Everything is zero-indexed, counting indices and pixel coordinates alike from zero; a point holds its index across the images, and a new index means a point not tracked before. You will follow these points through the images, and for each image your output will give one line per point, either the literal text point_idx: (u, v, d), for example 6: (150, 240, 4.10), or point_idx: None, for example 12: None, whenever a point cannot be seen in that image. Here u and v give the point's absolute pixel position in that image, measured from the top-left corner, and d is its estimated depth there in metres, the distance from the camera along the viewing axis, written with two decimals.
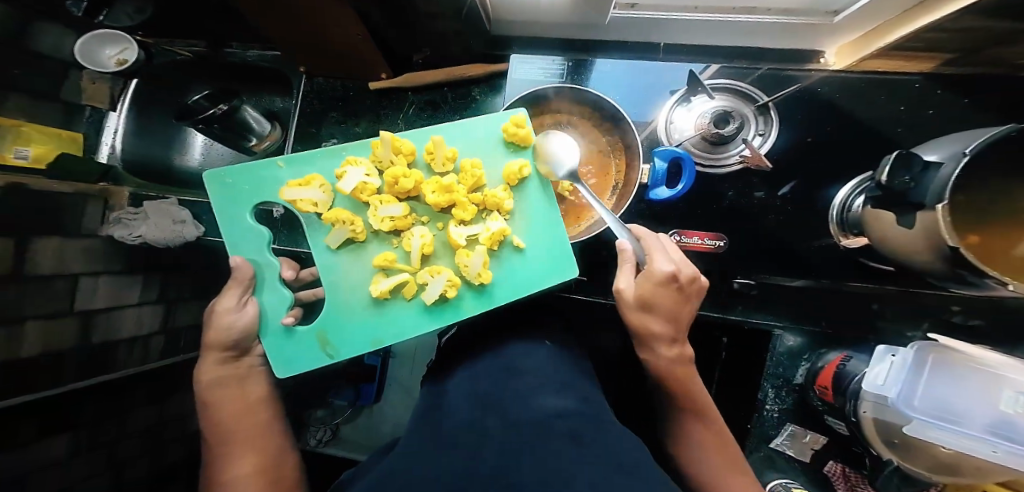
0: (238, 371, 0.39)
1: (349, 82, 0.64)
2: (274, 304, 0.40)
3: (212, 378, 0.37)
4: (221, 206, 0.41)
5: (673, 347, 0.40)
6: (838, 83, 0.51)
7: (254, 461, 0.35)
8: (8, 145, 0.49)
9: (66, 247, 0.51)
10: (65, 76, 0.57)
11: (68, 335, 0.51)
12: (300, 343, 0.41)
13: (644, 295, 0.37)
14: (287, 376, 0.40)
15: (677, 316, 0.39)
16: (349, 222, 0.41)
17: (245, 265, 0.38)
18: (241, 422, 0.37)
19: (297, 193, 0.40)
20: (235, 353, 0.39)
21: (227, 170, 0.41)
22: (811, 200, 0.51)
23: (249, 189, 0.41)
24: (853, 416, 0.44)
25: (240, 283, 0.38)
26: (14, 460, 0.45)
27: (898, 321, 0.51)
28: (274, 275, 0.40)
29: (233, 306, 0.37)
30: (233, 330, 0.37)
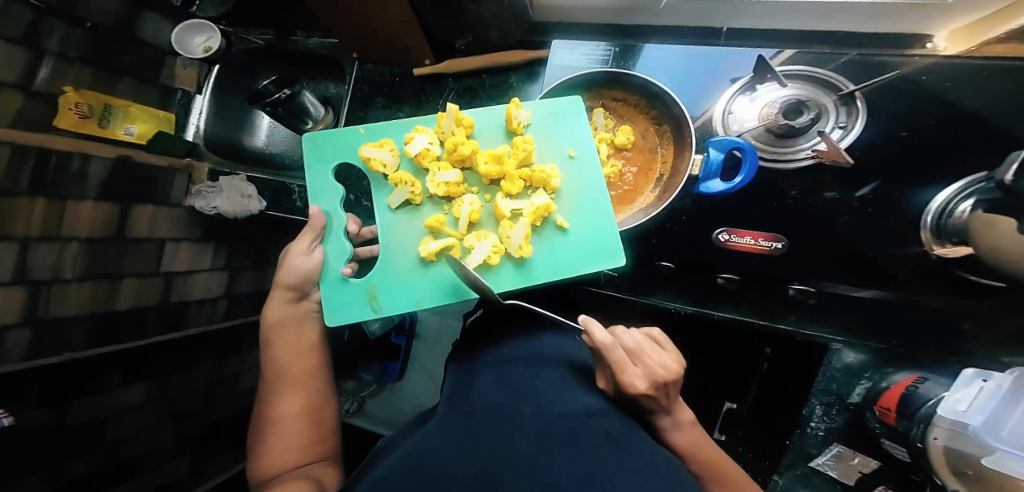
0: (298, 312, 0.41)
1: (396, 68, 0.66)
2: (336, 255, 0.42)
3: (278, 316, 0.40)
4: (310, 163, 0.44)
5: (669, 417, 0.39)
6: (950, 69, 0.44)
7: (303, 402, 0.37)
8: (119, 123, 0.57)
9: (157, 214, 0.59)
10: (162, 63, 0.65)
11: (154, 293, 0.58)
12: (350, 294, 0.41)
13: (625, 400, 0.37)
14: (335, 324, 0.41)
15: (665, 402, 0.37)
16: (410, 184, 0.42)
17: (320, 214, 0.41)
18: (293, 363, 0.39)
19: (372, 152, 0.42)
20: (298, 294, 0.41)
21: (320, 134, 0.44)
22: (892, 201, 0.45)
23: (334, 150, 0.44)
24: (919, 442, 0.40)
25: (313, 230, 0.40)
26: (103, 399, 0.52)
27: (992, 345, 0.43)
28: (341, 228, 0.42)
29: (304, 250, 0.40)
30: (297, 273, 0.40)
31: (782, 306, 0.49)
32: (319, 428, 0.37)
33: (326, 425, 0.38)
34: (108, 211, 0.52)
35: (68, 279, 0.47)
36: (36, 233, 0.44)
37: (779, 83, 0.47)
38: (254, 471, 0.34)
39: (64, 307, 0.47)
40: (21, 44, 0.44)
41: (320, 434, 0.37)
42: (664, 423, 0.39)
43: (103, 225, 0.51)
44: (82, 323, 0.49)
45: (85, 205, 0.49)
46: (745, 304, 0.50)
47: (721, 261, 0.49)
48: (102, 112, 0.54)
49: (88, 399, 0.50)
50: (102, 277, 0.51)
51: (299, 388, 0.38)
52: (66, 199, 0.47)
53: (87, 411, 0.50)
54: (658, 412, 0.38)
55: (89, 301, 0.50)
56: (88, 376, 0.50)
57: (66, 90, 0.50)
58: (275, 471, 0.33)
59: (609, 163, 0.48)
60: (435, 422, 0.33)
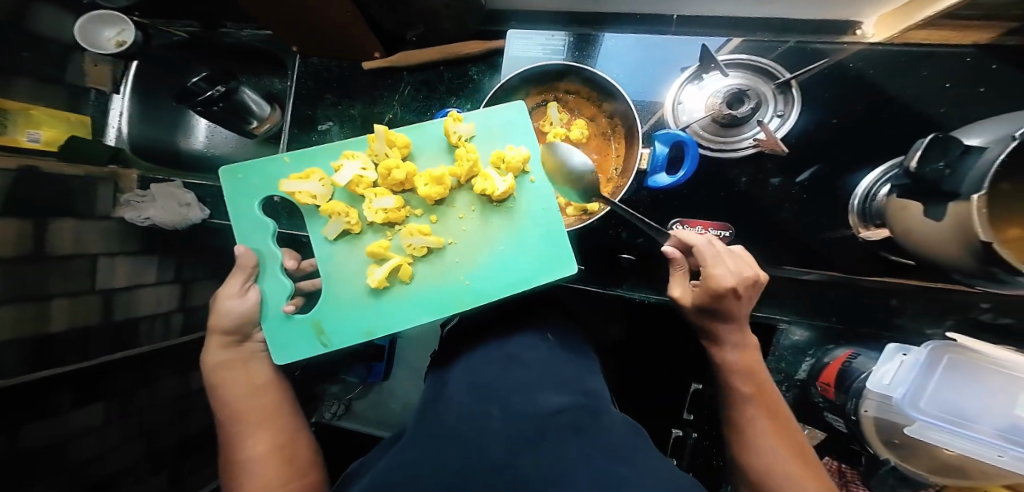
0: (243, 354, 0.38)
1: (344, 61, 0.62)
2: (274, 290, 0.40)
3: (218, 360, 0.37)
4: (231, 201, 0.41)
5: (738, 334, 0.37)
6: (876, 57, 0.46)
7: (270, 438, 0.35)
8: (20, 128, 0.51)
9: (83, 229, 0.53)
10: (67, 59, 0.58)
11: (92, 312, 0.54)
12: (295, 331, 0.39)
13: (703, 304, 0.36)
14: (286, 363, 0.39)
15: (740, 314, 0.36)
16: (345, 214, 0.40)
17: (248, 252, 0.38)
18: (246, 403, 0.36)
19: (297, 185, 0.40)
20: (239, 337, 0.38)
21: (239, 166, 0.41)
22: (832, 187, 0.47)
23: (257, 182, 0.41)
24: (854, 415, 0.44)
25: (243, 269, 0.38)
26: (50, 426, 0.48)
27: (919, 318, 0.48)
28: (276, 263, 0.40)
29: (235, 292, 0.37)
30: (232, 316, 0.37)
31: None
32: (294, 459, 0.35)
33: (305, 456, 0.36)
34: (18, 226, 0.46)
35: None
36: None
37: (722, 73, 0.47)
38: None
39: None
40: None
41: (296, 466, 0.35)
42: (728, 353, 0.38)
43: (16, 245, 0.46)
44: (14, 348, 0.45)
45: None
46: None
47: None
48: None
49: (40, 422, 0.47)
50: (27, 299, 0.46)
51: (263, 421, 0.35)
52: None
53: (43, 435, 0.47)
54: (731, 322, 0.36)
55: (14, 327, 0.45)
56: (38, 398, 0.46)
57: None
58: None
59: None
60: (406, 438, 0.32)
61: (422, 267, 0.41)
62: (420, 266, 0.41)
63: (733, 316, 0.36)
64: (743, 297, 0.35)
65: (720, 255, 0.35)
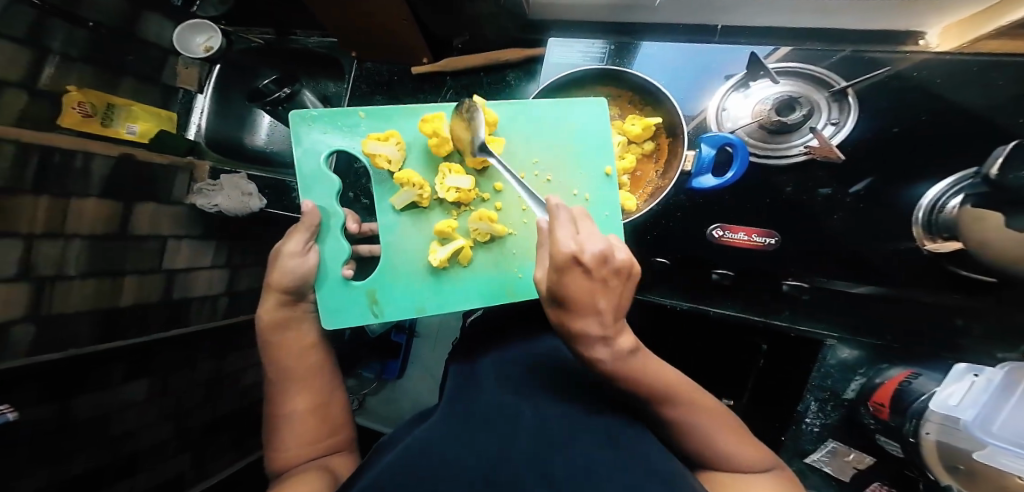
0: (296, 313, 0.40)
1: (395, 66, 0.67)
2: (334, 253, 0.40)
3: (271, 319, 0.38)
4: (299, 147, 0.41)
5: (608, 345, 0.27)
6: (941, 65, 0.44)
7: (310, 399, 0.37)
8: (122, 122, 0.59)
9: (159, 212, 0.60)
10: (164, 62, 0.66)
11: (155, 291, 0.60)
12: (350, 297, 0.41)
13: (551, 284, 0.26)
14: (333, 326, 0.41)
15: (604, 306, 0.26)
16: (418, 186, 0.41)
17: (314, 211, 0.38)
18: (299, 361, 0.38)
19: (376, 147, 0.40)
20: (293, 297, 0.39)
21: (314, 115, 0.41)
22: (891, 198, 0.45)
23: (330, 136, 0.42)
24: (912, 437, 0.40)
25: (307, 227, 0.38)
26: (101, 397, 0.52)
27: (988, 339, 0.42)
28: (338, 224, 0.40)
29: (298, 250, 0.37)
30: (295, 275, 0.37)
31: (776, 301, 0.49)
32: (329, 420, 0.38)
33: (337, 418, 0.38)
34: (111, 208, 0.54)
35: (72, 275, 0.49)
36: (39, 231, 0.46)
37: (772, 80, 0.47)
38: (271, 462, 0.35)
39: (69, 302, 0.49)
40: (21, 43, 0.46)
41: (330, 427, 0.37)
42: (600, 357, 0.27)
43: (105, 222, 0.53)
44: (87, 318, 0.51)
45: (88, 202, 0.51)
46: (738, 301, 0.50)
47: (716, 256, 0.49)
48: (105, 111, 0.56)
49: (87, 395, 0.51)
50: (105, 273, 0.53)
51: (302, 384, 0.37)
52: (70, 195, 0.49)
53: (91, 408, 0.51)
54: (587, 320, 0.26)
55: (92, 298, 0.52)
56: (90, 371, 0.51)
57: (69, 89, 0.52)
58: (288, 464, 0.34)
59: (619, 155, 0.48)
60: (441, 414, 0.34)
61: (481, 252, 0.43)
62: (481, 252, 0.43)
63: (591, 309, 0.26)
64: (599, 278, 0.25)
65: (572, 223, 0.27)
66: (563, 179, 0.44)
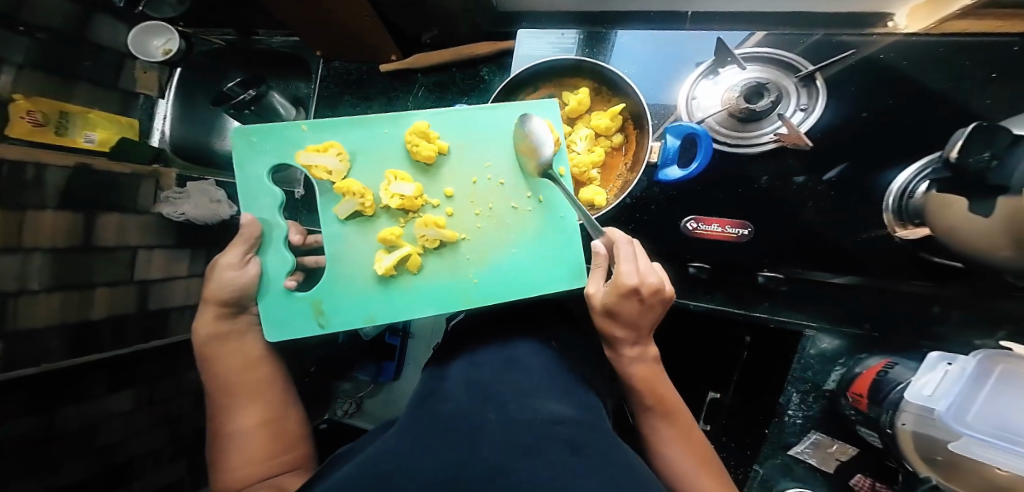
0: (237, 327, 0.39)
1: (363, 65, 0.65)
2: (276, 264, 0.39)
3: (209, 333, 0.37)
4: (238, 160, 0.40)
5: (637, 348, 0.36)
6: (906, 48, 0.43)
7: (259, 413, 0.36)
8: (78, 130, 0.57)
9: (125, 223, 0.58)
10: (121, 66, 0.64)
11: (130, 302, 0.58)
12: (294, 308, 0.40)
13: (609, 304, 0.32)
14: (278, 340, 0.40)
15: (645, 324, 0.34)
16: (360, 195, 0.39)
17: (253, 223, 0.38)
18: (242, 377, 0.37)
19: (314, 158, 0.39)
20: (234, 310, 0.38)
21: (251, 128, 0.40)
22: (864, 185, 0.44)
23: (268, 148, 0.40)
24: (888, 428, 0.38)
25: (246, 240, 0.37)
26: (84, 409, 0.51)
27: (964, 327, 0.41)
28: (281, 237, 0.39)
29: (236, 262, 0.37)
30: (231, 288, 0.36)
31: (756, 294, 0.48)
32: (283, 437, 0.36)
33: (294, 435, 0.37)
34: (69, 219, 0.51)
35: (36, 289, 0.48)
36: None
37: (739, 66, 0.45)
38: (219, 485, 0.34)
39: (33, 317, 0.47)
40: None
41: (285, 443, 0.36)
42: (627, 355, 0.37)
43: (66, 234, 0.51)
44: (54, 333, 0.50)
45: (44, 214, 0.49)
46: (721, 294, 0.50)
47: (691, 249, 0.48)
48: (58, 119, 0.54)
49: (76, 405, 0.50)
50: (71, 286, 0.51)
51: (252, 398, 0.36)
52: (25, 208, 0.47)
53: (76, 418, 0.50)
54: (625, 328, 0.34)
55: (59, 312, 0.50)
56: (71, 382, 0.50)
57: (14, 97, 0.50)
58: (237, 484, 0.33)
59: (588, 150, 0.46)
60: (396, 425, 0.33)
61: (432, 259, 0.41)
62: (431, 259, 0.41)
63: (637, 325, 0.33)
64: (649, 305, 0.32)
65: (635, 257, 0.32)
66: (516, 182, 0.42)
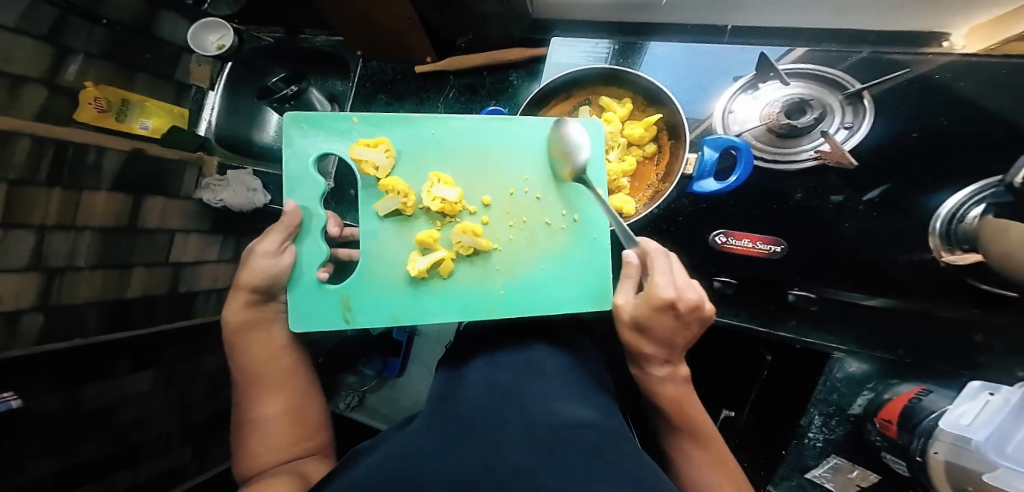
0: (265, 314, 0.39)
1: (398, 65, 0.67)
2: (311, 254, 0.39)
3: (240, 319, 0.38)
4: (287, 145, 0.40)
5: (667, 367, 0.35)
6: (963, 68, 0.42)
7: (283, 403, 0.38)
8: (135, 118, 0.61)
9: (169, 206, 0.62)
10: (177, 59, 0.68)
11: (162, 283, 0.61)
12: (323, 300, 0.39)
13: (640, 318, 0.31)
14: (303, 330, 0.39)
15: (678, 341, 0.32)
16: (403, 194, 0.40)
17: (296, 211, 0.37)
18: (268, 367, 0.38)
19: (365, 153, 0.40)
20: (264, 297, 0.38)
21: (308, 116, 0.41)
22: (906, 207, 0.43)
23: (322, 138, 0.41)
24: (920, 456, 0.37)
25: (285, 228, 0.37)
26: (107, 385, 0.53)
27: (1012, 356, 0.39)
28: (319, 227, 0.39)
29: (272, 250, 0.37)
30: (267, 273, 0.37)
31: (782, 312, 0.47)
32: (305, 425, 0.38)
33: (313, 421, 0.39)
34: (121, 201, 0.55)
35: (81, 266, 0.50)
36: (51, 222, 0.47)
37: (783, 82, 0.45)
38: (240, 467, 0.35)
39: (77, 293, 0.50)
40: (43, 41, 0.49)
41: (305, 430, 0.38)
42: (649, 370, 0.35)
43: (115, 215, 0.54)
44: (94, 310, 0.52)
45: (99, 195, 0.52)
46: (747, 311, 0.48)
47: (719, 263, 0.48)
48: (119, 107, 0.58)
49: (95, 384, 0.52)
50: (113, 266, 0.54)
51: (276, 386, 0.38)
52: (82, 188, 0.50)
53: (97, 397, 0.52)
54: (648, 342, 0.32)
55: (99, 290, 0.53)
56: (96, 360, 0.52)
57: (87, 85, 0.54)
58: (262, 466, 0.34)
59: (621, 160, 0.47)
60: (416, 424, 0.34)
61: (464, 266, 0.41)
62: (462, 265, 0.41)
63: (668, 342, 0.32)
64: (680, 320, 0.30)
65: (670, 270, 0.31)
66: (552, 198, 0.43)
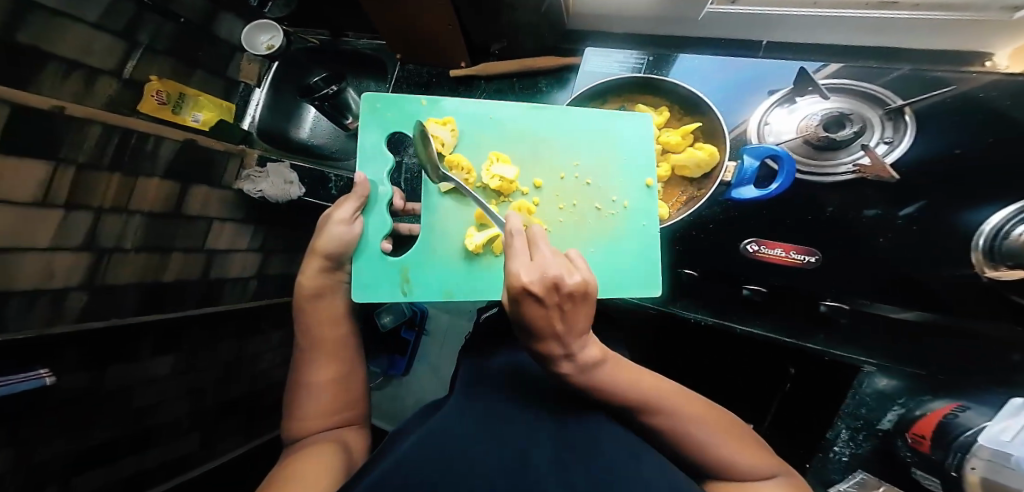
0: (332, 283, 0.40)
1: (433, 68, 0.69)
2: (376, 226, 0.40)
3: (312, 287, 0.39)
4: (361, 123, 0.42)
5: (571, 362, 0.31)
6: (1012, 87, 0.43)
7: (334, 371, 0.39)
8: (189, 111, 0.64)
9: (211, 195, 0.64)
10: (231, 57, 0.72)
11: (197, 268, 0.63)
12: (384, 271, 0.40)
13: (512, 311, 0.27)
14: (363, 301, 0.40)
15: (563, 330, 0.28)
16: (466, 170, 0.42)
17: (366, 182, 0.39)
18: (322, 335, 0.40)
19: (436, 130, 0.41)
20: (334, 265, 0.39)
21: (380, 97, 0.43)
22: (941, 224, 0.43)
23: (391, 118, 0.43)
24: (955, 471, 0.37)
25: (358, 198, 0.39)
26: (133, 367, 0.55)
27: None
28: (386, 199, 0.41)
29: (346, 218, 0.38)
30: (340, 242, 0.38)
31: (812, 324, 0.46)
32: (348, 395, 0.39)
33: (357, 393, 0.40)
34: (169, 187, 0.57)
35: (127, 248, 0.53)
36: (108, 205, 0.49)
37: (821, 96, 0.46)
38: (288, 431, 0.37)
39: (120, 275, 0.52)
40: (117, 37, 0.53)
41: (349, 401, 0.39)
42: (563, 369, 0.31)
43: (163, 201, 0.57)
44: (133, 291, 0.54)
45: (151, 181, 0.54)
46: (769, 320, 0.47)
47: (749, 273, 0.48)
48: (177, 100, 0.62)
49: (121, 365, 0.53)
50: (154, 249, 0.56)
51: (332, 356, 0.39)
52: (139, 174, 0.53)
53: (122, 377, 0.53)
54: (549, 340, 0.28)
55: (140, 271, 0.55)
56: (127, 343, 0.54)
57: (151, 79, 0.58)
58: (308, 431, 0.36)
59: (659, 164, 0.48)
60: (451, 404, 0.35)
61: None
62: None
63: (551, 333, 0.28)
64: (551, 306, 0.26)
65: (526, 250, 0.28)
66: (602, 184, 0.44)
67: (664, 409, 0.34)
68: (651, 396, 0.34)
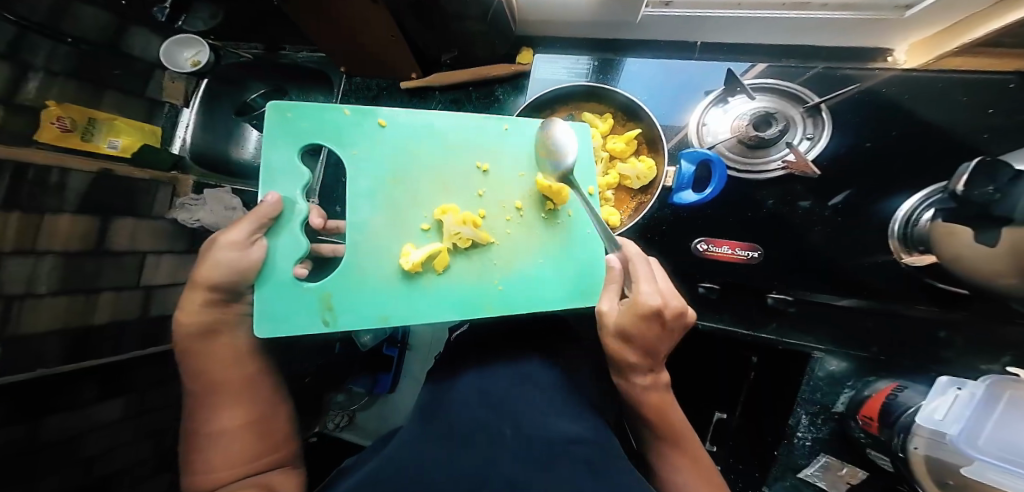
0: (225, 316, 0.34)
1: (383, 81, 0.67)
2: (287, 247, 0.35)
3: (193, 323, 0.32)
4: (269, 134, 0.37)
5: (650, 376, 0.34)
6: (905, 83, 0.45)
7: (242, 413, 0.34)
8: (103, 136, 0.58)
9: (138, 228, 0.60)
10: (150, 76, 0.66)
11: (133, 308, 0.58)
12: (298, 299, 0.35)
13: (625, 326, 0.31)
14: (268, 336, 0.34)
15: (662, 350, 0.32)
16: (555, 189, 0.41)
17: (274, 201, 0.33)
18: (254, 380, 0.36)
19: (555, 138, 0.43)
20: (224, 297, 0.33)
21: (292, 105, 0.38)
22: (869, 212, 0.46)
23: (308, 128, 0.38)
24: (901, 452, 0.37)
25: (257, 218, 0.33)
26: (70, 417, 0.49)
27: (969, 351, 0.41)
28: (301, 217, 0.35)
29: (239, 241, 0.32)
30: (230, 270, 0.32)
31: (763, 315, 0.48)
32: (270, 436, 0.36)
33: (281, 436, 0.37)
34: (86, 223, 0.52)
35: (42, 293, 0.47)
36: (9, 248, 0.45)
37: (748, 96, 0.48)
38: (189, 485, 0.32)
39: (36, 322, 0.47)
40: None
41: (272, 442, 0.36)
42: (640, 382, 0.35)
43: (79, 240, 0.52)
44: (55, 339, 0.49)
45: (63, 217, 0.50)
46: (727, 314, 0.49)
47: (702, 270, 0.49)
48: (85, 126, 0.56)
49: (57, 416, 0.48)
50: (79, 290, 0.51)
51: (235, 397, 0.34)
52: (45, 212, 0.48)
53: (61, 428, 0.49)
54: (646, 357, 0.32)
55: (62, 316, 0.50)
56: (59, 392, 0.49)
57: (49, 104, 0.52)
58: (215, 484, 0.32)
59: (607, 173, 0.49)
60: (399, 440, 0.33)
61: (460, 260, 0.40)
62: (459, 260, 0.40)
63: (653, 351, 0.32)
64: (663, 328, 0.31)
65: (652, 277, 0.32)
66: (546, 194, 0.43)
67: (681, 441, 0.36)
68: (675, 428, 0.36)
